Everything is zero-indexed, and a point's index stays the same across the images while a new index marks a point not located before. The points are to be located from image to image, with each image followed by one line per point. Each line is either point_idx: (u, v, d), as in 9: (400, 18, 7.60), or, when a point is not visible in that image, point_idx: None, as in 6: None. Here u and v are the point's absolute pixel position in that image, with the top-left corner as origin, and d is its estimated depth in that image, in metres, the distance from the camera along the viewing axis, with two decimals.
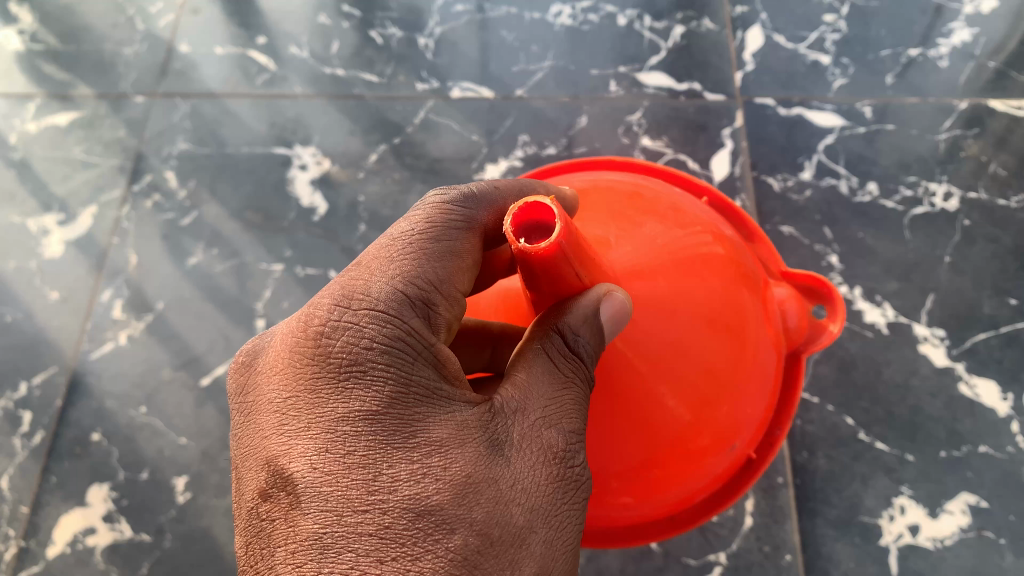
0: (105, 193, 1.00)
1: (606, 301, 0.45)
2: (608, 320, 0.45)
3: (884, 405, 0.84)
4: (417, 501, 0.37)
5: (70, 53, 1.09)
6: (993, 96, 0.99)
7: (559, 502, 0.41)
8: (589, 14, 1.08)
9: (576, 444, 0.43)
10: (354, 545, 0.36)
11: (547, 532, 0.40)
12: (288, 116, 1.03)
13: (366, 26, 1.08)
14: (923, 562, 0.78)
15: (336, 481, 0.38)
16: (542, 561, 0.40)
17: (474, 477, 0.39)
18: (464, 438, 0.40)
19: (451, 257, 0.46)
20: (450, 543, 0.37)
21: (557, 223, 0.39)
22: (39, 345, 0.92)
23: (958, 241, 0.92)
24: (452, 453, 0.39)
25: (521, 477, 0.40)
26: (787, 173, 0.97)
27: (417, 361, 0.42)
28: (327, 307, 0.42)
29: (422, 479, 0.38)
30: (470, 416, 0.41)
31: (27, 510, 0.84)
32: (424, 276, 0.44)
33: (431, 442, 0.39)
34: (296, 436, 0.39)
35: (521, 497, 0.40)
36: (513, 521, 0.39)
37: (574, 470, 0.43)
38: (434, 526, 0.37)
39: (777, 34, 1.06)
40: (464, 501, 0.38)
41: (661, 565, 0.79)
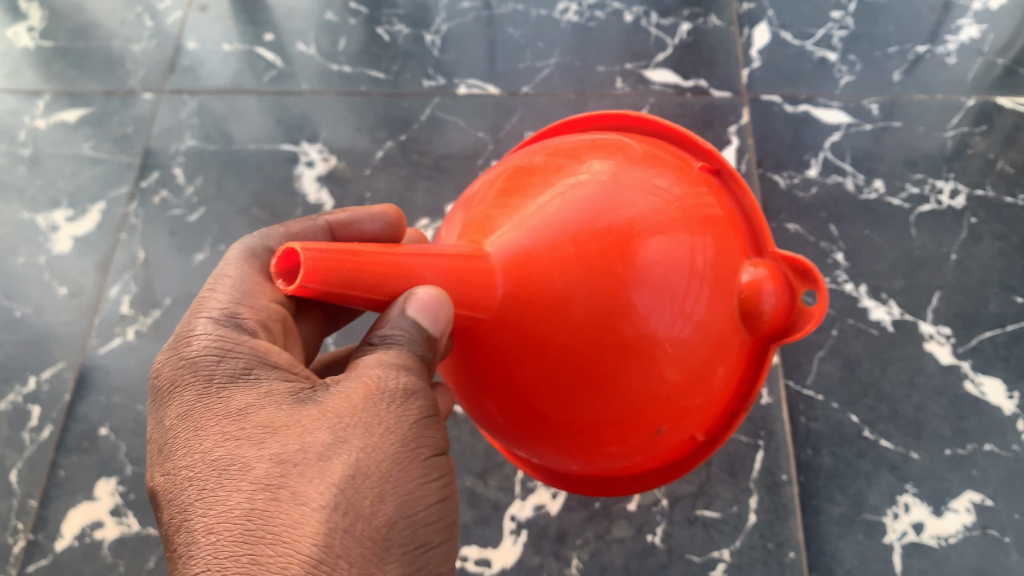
0: (113, 190, 1.00)
1: (413, 302, 0.40)
2: (424, 321, 0.41)
3: (889, 403, 0.84)
4: (223, 462, 0.38)
5: (79, 50, 1.10)
6: (1000, 94, 1.00)
7: (369, 415, 0.40)
8: (595, 12, 1.09)
9: (402, 377, 0.42)
10: (183, 518, 0.37)
11: (362, 440, 0.39)
12: (295, 113, 1.03)
13: (374, 22, 1.09)
14: (928, 560, 0.77)
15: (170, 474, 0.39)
16: None
17: (272, 422, 0.39)
18: (269, 397, 0.41)
19: (251, 275, 0.48)
20: (252, 472, 0.37)
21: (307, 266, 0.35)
22: (48, 341, 0.91)
23: (964, 238, 0.91)
24: (254, 411, 0.40)
25: (327, 410, 0.40)
26: (793, 170, 0.97)
27: (227, 349, 0.43)
28: (160, 352, 0.45)
29: (227, 442, 0.39)
30: (277, 380, 0.42)
31: (36, 504, 0.83)
32: (227, 293, 0.46)
33: (236, 410, 0.40)
34: (154, 457, 0.41)
35: (319, 423, 0.39)
36: (314, 443, 0.38)
37: (382, 383, 0.42)
38: (230, 473, 0.37)
39: (784, 31, 1.06)
40: (263, 442, 0.38)
41: (664, 562, 0.78)
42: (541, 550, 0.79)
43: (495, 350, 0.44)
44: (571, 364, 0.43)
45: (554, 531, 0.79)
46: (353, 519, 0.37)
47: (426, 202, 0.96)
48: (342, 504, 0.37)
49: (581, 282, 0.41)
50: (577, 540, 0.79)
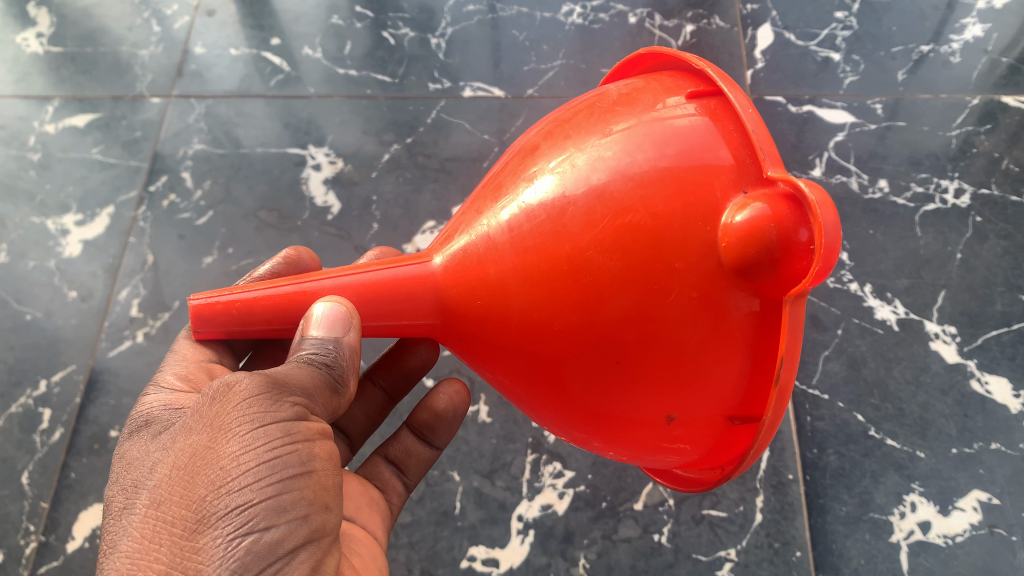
0: (122, 194, 1.01)
1: (312, 323, 0.49)
2: (320, 334, 0.49)
3: (895, 402, 0.84)
4: (109, 502, 0.47)
5: (88, 56, 1.11)
6: (1005, 92, 1.00)
7: (195, 419, 0.47)
8: (599, 14, 1.10)
9: (238, 377, 0.48)
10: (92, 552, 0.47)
11: (187, 442, 0.46)
12: (302, 117, 1.04)
13: (379, 26, 1.10)
14: (934, 559, 0.77)
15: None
16: (188, 466, 0.45)
17: (141, 461, 0.48)
18: (149, 442, 0.50)
19: (174, 361, 0.59)
20: (112, 506, 0.46)
21: (197, 313, 0.50)
22: (59, 345, 0.91)
23: (970, 238, 0.92)
24: (136, 456, 0.49)
25: (173, 436, 0.48)
26: (797, 170, 0.97)
27: (148, 413, 0.54)
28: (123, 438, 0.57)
29: (115, 485, 0.48)
30: (161, 427, 0.51)
31: (47, 506, 0.82)
32: (160, 380, 0.58)
33: (127, 460, 0.49)
34: None
35: (162, 447, 0.48)
36: (156, 463, 0.46)
37: (221, 387, 0.48)
38: (106, 505, 0.47)
39: (788, 31, 1.07)
40: (130, 480, 0.47)
41: (671, 561, 0.78)
42: (548, 549, 0.79)
43: (474, 342, 0.48)
44: (542, 348, 0.43)
45: (561, 531, 0.80)
46: (164, 505, 0.44)
47: (432, 204, 0.97)
48: (160, 498, 0.44)
49: (524, 276, 0.43)
50: (584, 540, 0.79)
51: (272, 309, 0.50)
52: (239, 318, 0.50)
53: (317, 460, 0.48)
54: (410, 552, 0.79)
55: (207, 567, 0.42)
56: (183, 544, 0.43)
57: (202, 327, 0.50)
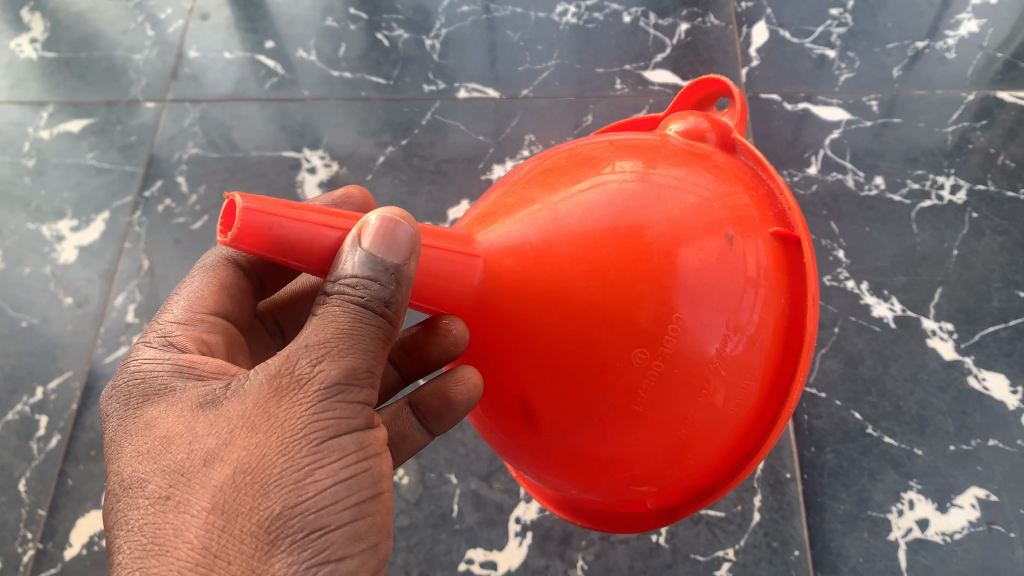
0: (117, 200, 1.01)
1: (376, 234, 0.40)
2: (382, 253, 0.40)
3: (892, 399, 0.84)
4: (132, 478, 0.39)
5: (83, 61, 1.11)
6: (1001, 88, 1.00)
7: (257, 409, 0.39)
8: (594, 13, 1.10)
9: (308, 358, 0.40)
10: (104, 533, 0.39)
11: (250, 438, 0.38)
12: (297, 120, 1.04)
13: (373, 28, 1.10)
14: (932, 557, 0.77)
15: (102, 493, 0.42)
16: (258, 475, 0.38)
17: (172, 435, 0.39)
18: (178, 407, 0.41)
19: (191, 300, 0.52)
20: (145, 490, 0.38)
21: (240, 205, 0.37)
22: (56, 351, 0.91)
23: (966, 234, 0.92)
24: (164, 424, 0.40)
25: (222, 416, 0.39)
26: (793, 169, 0.97)
27: (153, 371, 0.44)
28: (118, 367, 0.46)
29: (140, 458, 0.39)
30: (191, 389, 0.42)
31: (45, 513, 0.82)
32: (171, 317, 0.50)
33: (148, 424, 0.41)
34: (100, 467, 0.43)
35: (207, 428, 0.39)
36: (206, 451, 0.38)
37: (286, 374, 0.40)
38: (132, 486, 0.39)
39: (783, 29, 1.07)
40: (162, 460, 0.39)
41: (669, 562, 0.78)
42: (546, 551, 0.79)
43: (502, 340, 0.43)
44: (585, 367, 0.41)
45: (559, 533, 0.80)
46: (228, 518, 0.37)
47: (428, 206, 0.97)
48: (221, 506, 0.37)
49: (589, 276, 0.41)
50: (582, 542, 0.79)
51: (322, 217, 0.40)
52: (292, 216, 0.39)
53: (385, 478, 0.42)
54: (409, 555, 0.79)
55: None
56: (250, 570, 0.37)
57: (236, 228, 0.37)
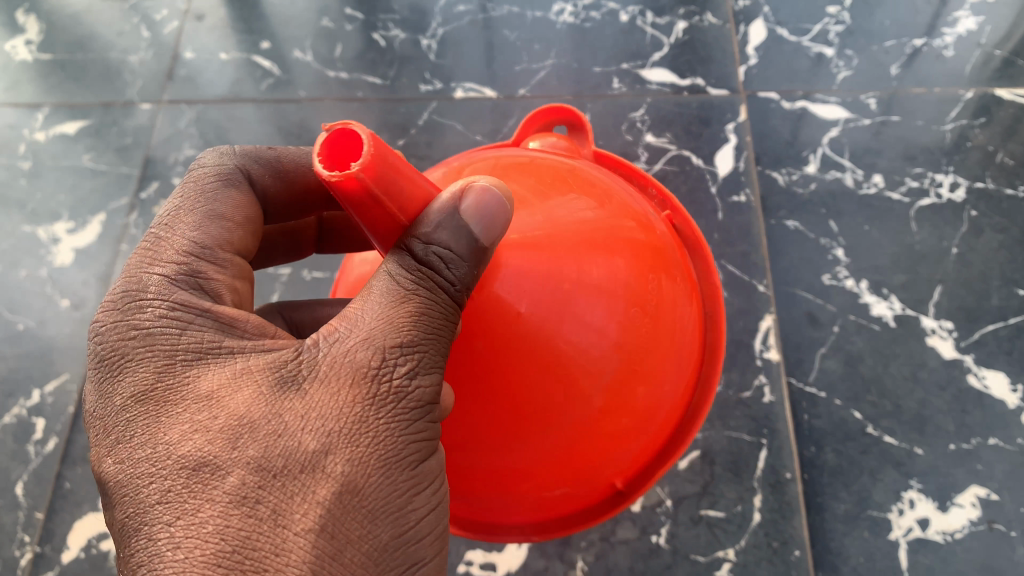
0: (113, 201, 1.00)
1: (473, 199, 0.40)
2: (475, 221, 0.40)
3: (892, 398, 0.84)
4: (202, 462, 0.35)
5: (77, 62, 1.10)
6: (999, 86, 1.00)
7: (356, 412, 0.37)
8: (590, 12, 1.09)
9: (397, 354, 0.39)
10: (155, 528, 0.35)
11: (351, 448, 0.37)
12: (294, 121, 1.03)
13: (369, 28, 1.10)
14: (933, 556, 0.77)
15: (127, 466, 0.37)
16: (361, 491, 0.37)
17: (249, 418, 0.36)
18: (243, 385, 0.38)
19: (214, 220, 0.47)
20: (225, 485, 0.35)
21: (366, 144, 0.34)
22: (53, 354, 0.91)
23: (965, 232, 0.92)
24: (225, 401, 0.37)
25: (314, 405, 0.37)
26: (792, 166, 0.97)
27: (193, 337, 0.40)
28: (129, 317, 0.41)
29: (208, 441, 0.36)
30: (252, 362, 0.39)
31: (42, 516, 0.82)
32: (186, 242, 0.45)
33: (204, 398, 0.37)
34: (116, 438, 0.38)
35: (297, 419, 0.36)
36: (303, 449, 0.36)
37: (384, 379, 0.38)
38: (203, 476, 0.35)
39: (780, 27, 1.06)
40: (240, 446, 0.36)
41: (670, 563, 0.78)
42: (546, 553, 0.79)
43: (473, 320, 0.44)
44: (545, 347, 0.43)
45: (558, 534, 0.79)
46: (333, 534, 0.35)
47: None
48: (328, 525, 0.35)
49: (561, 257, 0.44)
50: (582, 543, 0.79)
51: (413, 172, 0.39)
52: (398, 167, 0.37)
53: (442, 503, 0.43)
54: None
55: None
56: None
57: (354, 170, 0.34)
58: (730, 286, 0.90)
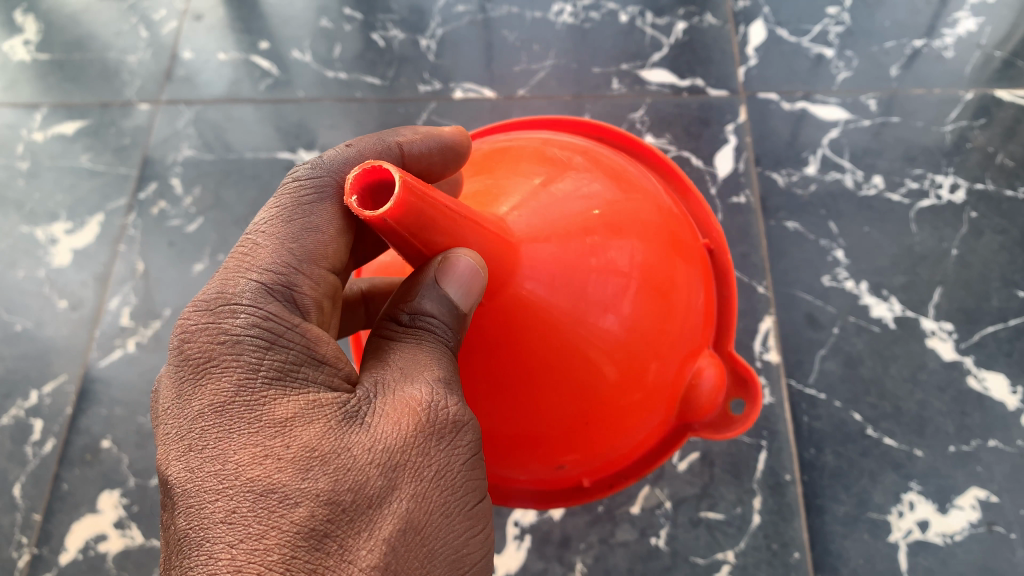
0: (111, 202, 1.00)
1: (448, 269, 0.42)
2: (453, 290, 0.43)
3: (892, 400, 0.84)
4: (274, 487, 0.37)
5: (76, 62, 1.10)
6: (999, 87, 1.00)
7: (419, 451, 0.40)
8: (590, 12, 1.09)
9: (444, 392, 0.43)
10: (220, 542, 0.36)
11: (413, 485, 0.40)
12: (292, 121, 1.03)
13: (368, 28, 1.09)
14: (932, 558, 0.77)
15: (195, 477, 0.38)
16: (417, 528, 0.40)
17: (320, 449, 0.38)
18: (314, 415, 0.40)
19: (307, 235, 0.45)
20: (295, 515, 0.37)
21: (397, 194, 0.36)
22: (50, 355, 0.90)
23: (965, 233, 0.91)
24: (297, 429, 0.39)
25: (380, 441, 0.40)
26: (791, 168, 0.97)
27: (269, 352, 0.41)
28: (197, 320, 0.42)
29: (279, 465, 0.38)
30: (322, 392, 0.41)
31: (40, 518, 0.82)
32: (277, 263, 0.44)
33: (277, 422, 0.39)
34: (181, 445, 0.39)
35: (367, 456, 0.39)
36: (370, 488, 0.39)
37: (443, 420, 0.42)
38: (278, 501, 0.37)
39: (781, 28, 1.06)
40: (310, 474, 0.38)
41: (669, 565, 0.78)
42: (545, 554, 0.79)
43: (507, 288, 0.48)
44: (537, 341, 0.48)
45: (557, 536, 0.79)
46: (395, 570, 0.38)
47: None
48: (390, 562, 0.38)
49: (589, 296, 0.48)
50: (581, 545, 0.79)
51: (450, 227, 0.41)
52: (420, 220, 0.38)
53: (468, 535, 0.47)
54: None
55: None
56: None
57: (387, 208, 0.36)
58: None
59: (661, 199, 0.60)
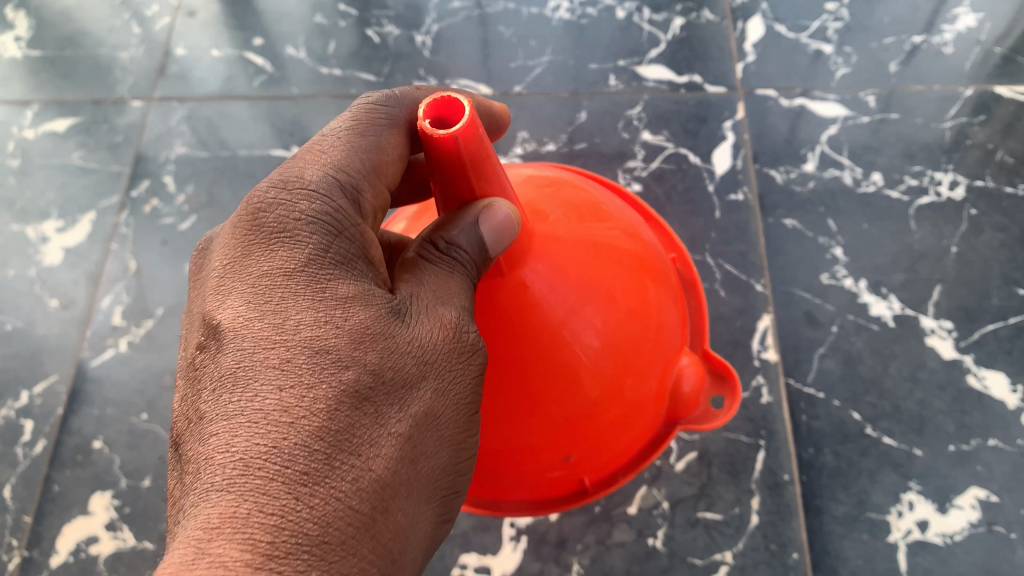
0: (103, 200, 0.99)
1: (488, 215, 0.44)
2: (488, 234, 0.43)
3: (892, 399, 0.83)
4: (322, 345, 0.38)
5: (68, 58, 1.09)
6: (999, 83, 0.99)
7: (447, 352, 0.42)
8: (587, 9, 1.08)
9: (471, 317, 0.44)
10: (264, 382, 0.37)
11: (438, 384, 0.42)
12: (287, 118, 1.02)
13: (363, 24, 1.09)
14: (933, 558, 0.76)
15: (249, 323, 0.39)
16: (433, 420, 0.41)
17: (372, 329, 0.40)
18: (366, 297, 0.41)
19: (376, 151, 0.45)
20: (339, 376, 0.38)
21: (462, 122, 0.39)
22: (41, 355, 0.89)
23: (965, 231, 0.91)
24: (351, 305, 0.40)
25: (419, 335, 0.42)
26: (790, 165, 0.96)
27: (330, 237, 0.42)
28: (267, 189, 0.43)
29: (328, 328, 0.39)
30: (370, 281, 0.43)
31: (30, 520, 0.81)
32: (350, 166, 0.44)
33: (336, 295, 0.40)
34: (237, 295, 0.40)
35: (402, 343, 0.41)
36: (400, 371, 0.40)
37: (468, 342, 0.43)
38: (326, 362, 0.38)
39: (779, 24, 1.06)
40: (360, 346, 0.39)
41: (666, 566, 0.77)
42: (541, 556, 0.78)
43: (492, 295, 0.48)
44: (530, 343, 0.47)
45: (554, 537, 0.79)
46: (411, 455, 0.40)
47: None
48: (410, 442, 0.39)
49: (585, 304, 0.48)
50: (578, 546, 0.78)
51: (490, 168, 0.43)
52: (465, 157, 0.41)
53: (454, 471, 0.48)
54: None
55: (405, 543, 0.40)
56: (407, 502, 0.40)
57: (450, 131, 0.39)
58: (727, 285, 0.90)
59: (632, 223, 0.59)
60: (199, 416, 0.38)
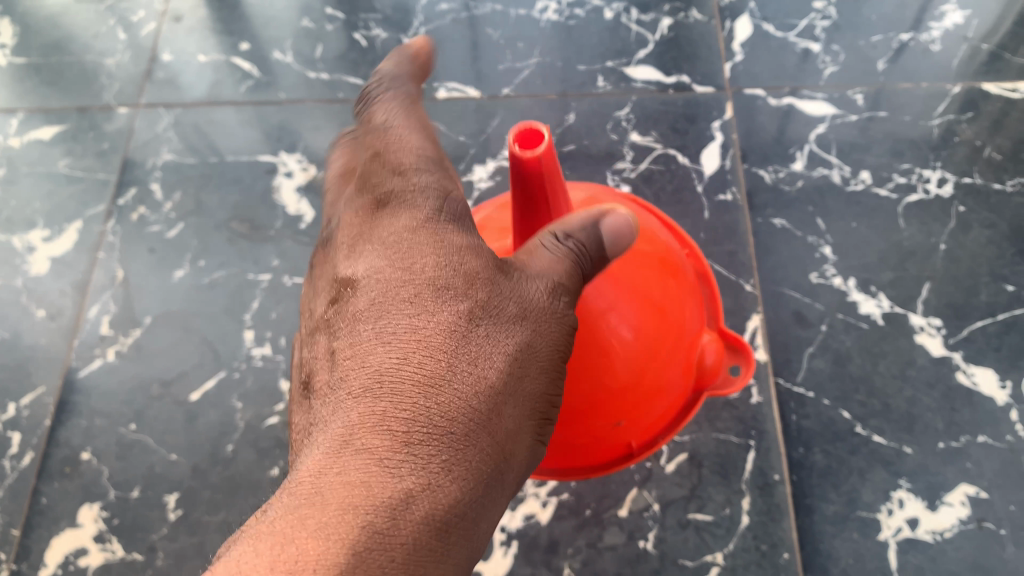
0: (90, 208, 0.99)
1: (613, 218, 0.53)
2: (610, 234, 0.52)
3: (881, 397, 0.83)
4: (446, 285, 0.46)
5: (53, 65, 1.09)
6: (986, 79, 0.99)
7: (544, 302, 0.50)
8: (575, 10, 1.08)
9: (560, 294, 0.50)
10: (403, 315, 0.45)
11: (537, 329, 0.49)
12: (275, 123, 1.02)
13: (350, 27, 1.08)
14: (923, 556, 0.76)
15: (387, 272, 0.47)
16: (534, 360, 0.48)
17: (486, 278, 0.48)
18: (476, 254, 0.49)
19: (438, 163, 0.54)
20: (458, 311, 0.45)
21: (542, 146, 0.53)
22: (28, 366, 0.89)
23: (954, 228, 0.91)
24: (468, 257, 0.48)
25: (524, 290, 0.49)
26: (778, 164, 0.96)
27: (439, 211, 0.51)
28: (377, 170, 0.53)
29: (452, 270, 0.47)
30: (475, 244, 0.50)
31: (18, 533, 0.80)
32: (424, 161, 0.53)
33: (455, 248, 0.48)
34: (375, 255, 0.48)
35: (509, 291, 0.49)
36: (511, 314, 0.48)
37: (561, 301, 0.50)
38: (444, 296, 0.46)
39: (767, 22, 1.06)
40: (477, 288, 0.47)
41: (658, 568, 0.77)
42: (532, 560, 0.78)
43: None
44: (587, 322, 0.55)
45: (545, 541, 0.79)
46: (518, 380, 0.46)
47: None
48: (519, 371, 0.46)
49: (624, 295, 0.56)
50: (569, 550, 0.78)
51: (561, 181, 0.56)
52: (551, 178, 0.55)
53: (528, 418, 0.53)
54: None
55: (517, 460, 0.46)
56: (517, 423, 0.46)
57: (534, 153, 0.53)
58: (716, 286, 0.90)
59: (656, 222, 0.65)
60: (351, 344, 0.45)
